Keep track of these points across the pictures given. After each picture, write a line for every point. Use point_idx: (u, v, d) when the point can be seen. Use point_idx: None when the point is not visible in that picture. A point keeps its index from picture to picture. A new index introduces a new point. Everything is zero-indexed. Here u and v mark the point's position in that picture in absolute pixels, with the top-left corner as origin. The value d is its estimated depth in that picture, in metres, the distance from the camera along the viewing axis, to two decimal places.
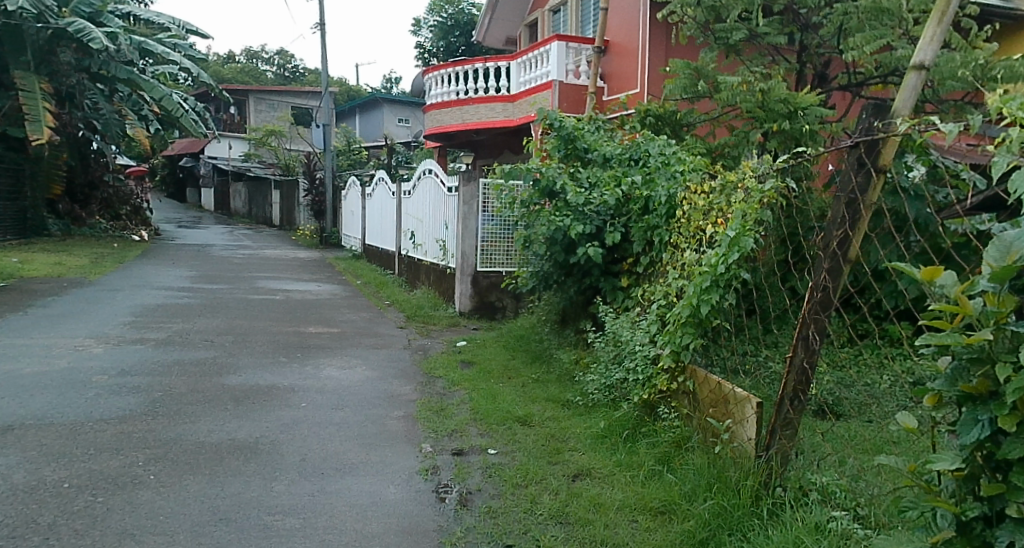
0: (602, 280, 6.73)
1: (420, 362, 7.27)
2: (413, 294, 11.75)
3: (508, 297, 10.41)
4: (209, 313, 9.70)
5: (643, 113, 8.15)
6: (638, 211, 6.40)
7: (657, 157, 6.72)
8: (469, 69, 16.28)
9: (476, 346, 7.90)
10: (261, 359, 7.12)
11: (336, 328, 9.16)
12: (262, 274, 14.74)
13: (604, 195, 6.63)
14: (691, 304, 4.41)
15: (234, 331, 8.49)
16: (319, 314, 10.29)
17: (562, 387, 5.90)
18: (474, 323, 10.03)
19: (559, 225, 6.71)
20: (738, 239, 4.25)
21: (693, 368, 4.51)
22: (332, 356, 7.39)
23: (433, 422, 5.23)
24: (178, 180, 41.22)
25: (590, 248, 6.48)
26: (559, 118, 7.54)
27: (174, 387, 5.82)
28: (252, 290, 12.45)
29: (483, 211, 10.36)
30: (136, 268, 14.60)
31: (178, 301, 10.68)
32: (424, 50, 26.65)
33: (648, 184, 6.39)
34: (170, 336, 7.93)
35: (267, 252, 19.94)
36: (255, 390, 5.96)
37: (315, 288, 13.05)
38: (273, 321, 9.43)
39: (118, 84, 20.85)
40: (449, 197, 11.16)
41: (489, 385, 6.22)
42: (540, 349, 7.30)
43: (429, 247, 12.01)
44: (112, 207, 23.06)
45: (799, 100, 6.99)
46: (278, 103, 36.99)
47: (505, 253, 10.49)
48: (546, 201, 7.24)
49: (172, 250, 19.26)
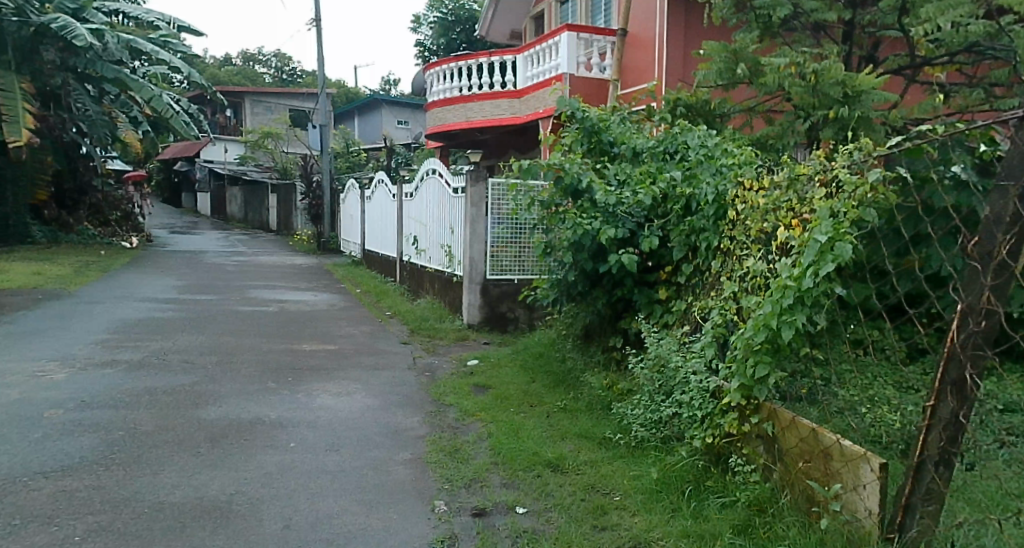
0: (635, 291, 5.87)
1: (428, 386, 6.40)
2: (417, 304, 10.89)
3: (521, 307, 9.61)
4: (193, 329, 8.84)
5: (673, 103, 7.30)
6: (679, 212, 5.54)
7: (697, 148, 5.85)
8: (472, 64, 15.42)
9: (491, 366, 7.06)
10: (247, 385, 6.26)
11: (333, 344, 8.29)
12: (254, 283, 13.87)
13: (639, 194, 5.77)
14: (768, 326, 3.54)
15: (219, 350, 7.63)
16: (315, 328, 9.42)
17: (596, 420, 5.06)
18: (485, 337, 9.19)
19: (587, 229, 5.84)
20: (830, 245, 3.34)
21: (770, 407, 3.63)
22: (328, 380, 6.53)
23: (447, 469, 4.37)
24: (173, 185, 40.43)
25: (625, 255, 5.63)
26: (581, 107, 6.70)
27: (139, 424, 4.95)
28: (243, 301, 11.57)
29: (492, 213, 9.51)
30: (122, 277, 13.74)
31: (162, 315, 9.82)
32: (424, 48, 25.83)
33: (690, 181, 5.52)
34: (146, 358, 7.07)
35: (262, 259, 19.07)
36: (235, 425, 5.10)
37: (312, 298, 12.18)
38: (264, 337, 8.57)
39: (105, 84, 20.03)
40: (455, 199, 10.31)
41: (510, 417, 5.37)
42: (564, 370, 6.46)
43: (433, 253, 11.15)
44: (102, 213, 22.19)
45: (857, 82, 6.12)
46: (275, 105, 36.15)
47: (517, 259, 9.66)
48: (570, 202, 6.36)
49: (163, 257, 18.40)
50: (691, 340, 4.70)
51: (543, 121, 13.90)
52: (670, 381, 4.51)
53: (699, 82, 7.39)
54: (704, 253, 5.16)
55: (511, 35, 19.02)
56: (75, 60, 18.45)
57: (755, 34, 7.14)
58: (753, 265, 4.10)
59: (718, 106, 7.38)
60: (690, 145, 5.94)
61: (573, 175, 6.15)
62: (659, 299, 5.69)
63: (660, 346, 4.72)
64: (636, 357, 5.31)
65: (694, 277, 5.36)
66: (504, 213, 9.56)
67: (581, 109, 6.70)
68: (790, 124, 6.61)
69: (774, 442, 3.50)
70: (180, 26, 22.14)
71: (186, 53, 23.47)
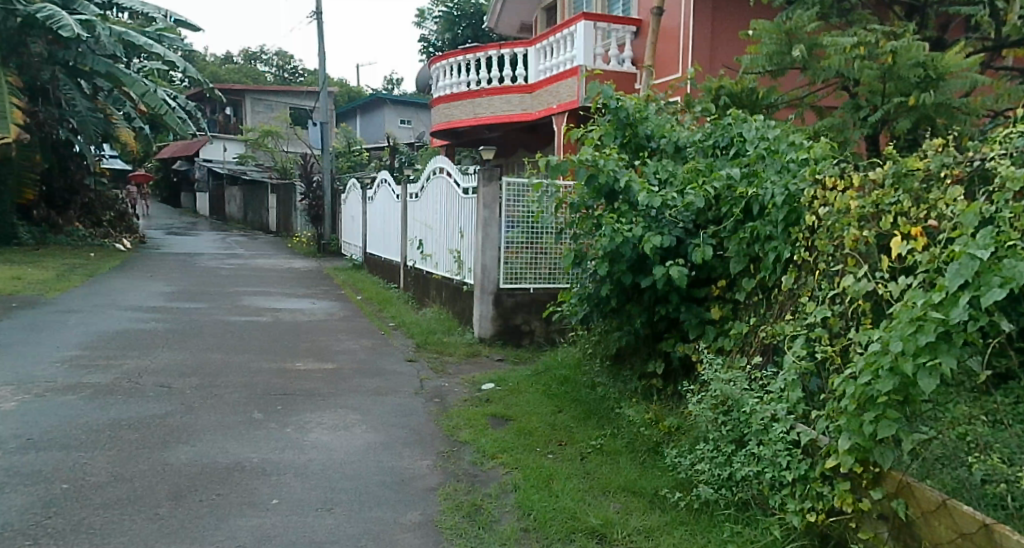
0: (680, 308, 4.99)
1: (438, 418, 5.58)
2: (422, 315, 10.07)
3: (537, 317, 8.77)
4: (175, 344, 7.97)
5: (715, 92, 6.43)
6: (738, 216, 4.69)
7: (755, 141, 4.99)
8: (481, 57, 14.58)
9: (510, 393, 6.22)
10: (228, 416, 5.39)
11: (330, 363, 7.43)
12: (249, 289, 13.03)
13: (689, 195, 4.91)
14: (898, 372, 2.66)
15: (202, 370, 6.77)
16: (311, 342, 8.58)
17: (643, 469, 4.20)
18: (499, 352, 8.37)
19: (627, 237, 4.96)
20: (992, 265, 2.50)
21: (905, 479, 2.85)
22: (324, 410, 5.68)
23: (466, 536, 3.52)
24: (172, 185, 39.61)
25: (673, 267, 4.76)
26: (616, 96, 5.86)
27: (92, 474, 4.09)
28: (236, 310, 10.71)
29: (506, 216, 8.68)
30: (108, 283, 12.86)
31: (144, 326, 8.96)
32: (429, 44, 25.01)
33: (750, 180, 4.68)
34: (116, 380, 6.20)
35: (259, 262, 18.22)
36: (209, 474, 4.24)
37: (310, 307, 11.33)
38: (254, 354, 7.70)
39: (98, 79, 19.13)
40: (464, 200, 9.48)
41: (536, 461, 4.53)
42: (595, 400, 5.62)
43: (440, 259, 10.32)
44: (94, 213, 21.31)
45: (943, 63, 5.41)
46: (276, 104, 35.35)
47: (532, 266, 8.79)
48: (602, 204, 5.49)
49: (155, 260, 17.55)
50: (766, 376, 3.85)
51: (555, 118, 13.08)
52: (744, 427, 3.67)
53: (745, 68, 6.56)
54: (770, 266, 4.32)
55: (520, 28, 18.17)
56: (65, 52, 17.64)
57: (812, 14, 6.34)
58: (854, 286, 3.26)
59: (768, 95, 6.53)
60: (745, 137, 5.08)
61: (609, 173, 5.29)
62: (712, 319, 4.85)
63: (726, 381, 3.88)
64: (692, 391, 4.43)
65: (758, 295, 4.51)
66: (518, 215, 8.71)
67: (616, 97, 5.85)
68: (849, 116, 5.78)
69: (913, 530, 2.80)
70: (177, 19, 21.29)
71: (184, 49, 22.62)
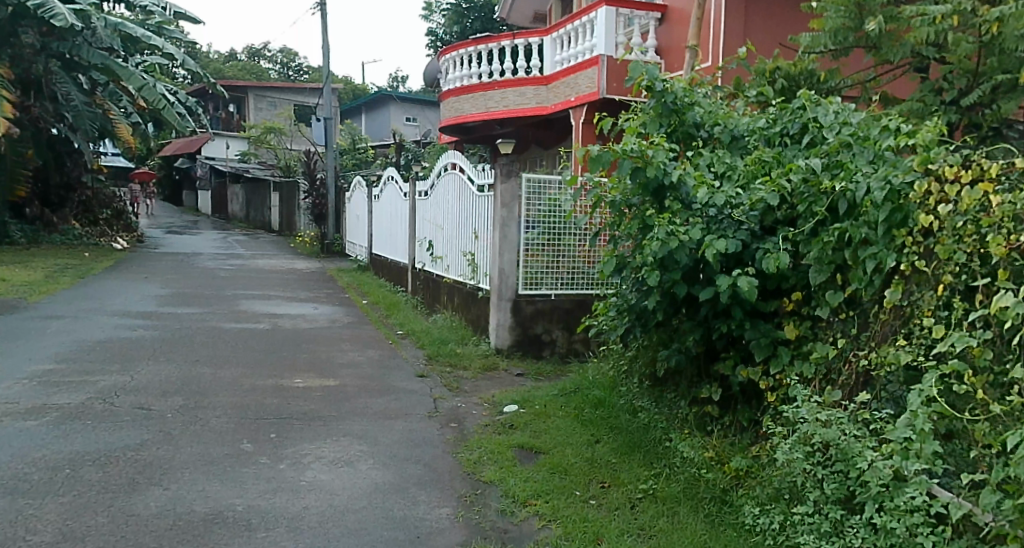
0: (745, 325, 4.21)
1: (456, 450, 4.84)
2: (433, 322, 9.33)
3: (559, 326, 8.02)
4: (162, 356, 7.21)
5: (773, 74, 5.71)
6: (820, 215, 3.90)
7: (835, 126, 4.22)
8: (493, 48, 13.82)
9: (537, 418, 5.47)
10: (212, 447, 4.62)
11: (333, 379, 6.65)
12: (247, 292, 12.28)
13: (758, 192, 4.14)
14: None
15: (189, 389, 6.00)
16: (312, 353, 7.82)
17: (712, 528, 3.45)
18: (518, 366, 7.63)
19: (684, 240, 4.19)
20: None
21: None
22: (324, 440, 4.91)
23: None
24: (174, 184, 38.90)
25: (741, 278, 3.98)
26: (662, 77, 5.06)
27: (37, 534, 3.31)
28: (232, 315, 9.94)
29: (525, 216, 7.92)
30: (98, 285, 12.11)
31: (130, 335, 8.18)
32: (437, 38, 24.30)
33: (835, 170, 3.90)
34: (86, 402, 5.43)
35: (260, 262, 17.49)
36: (182, 531, 3.47)
37: (312, 312, 10.56)
38: (249, 368, 6.92)
39: (94, 72, 18.36)
40: (479, 198, 8.72)
41: (578, 511, 3.77)
42: (637, 428, 4.87)
43: (451, 261, 9.58)
44: (91, 211, 20.55)
45: None
46: (279, 100, 34.66)
47: (554, 269, 8.02)
48: (648, 202, 4.71)
49: (152, 260, 16.78)
50: (875, 418, 3.10)
51: (572, 112, 12.30)
52: (853, 485, 2.92)
53: (806, 47, 5.84)
54: (865, 277, 3.55)
55: (533, 19, 17.41)
56: (58, 43, 16.86)
57: None
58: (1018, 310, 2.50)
59: (831, 79, 5.78)
60: (821, 122, 4.29)
61: (658, 166, 4.51)
62: (785, 339, 4.08)
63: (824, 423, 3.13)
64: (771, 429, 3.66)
65: (846, 312, 3.75)
66: (538, 216, 7.96)
67: (662, 78, 5.06)
68: (931, 100, 5.28)
69: None
70: (177, 11, 20.54)
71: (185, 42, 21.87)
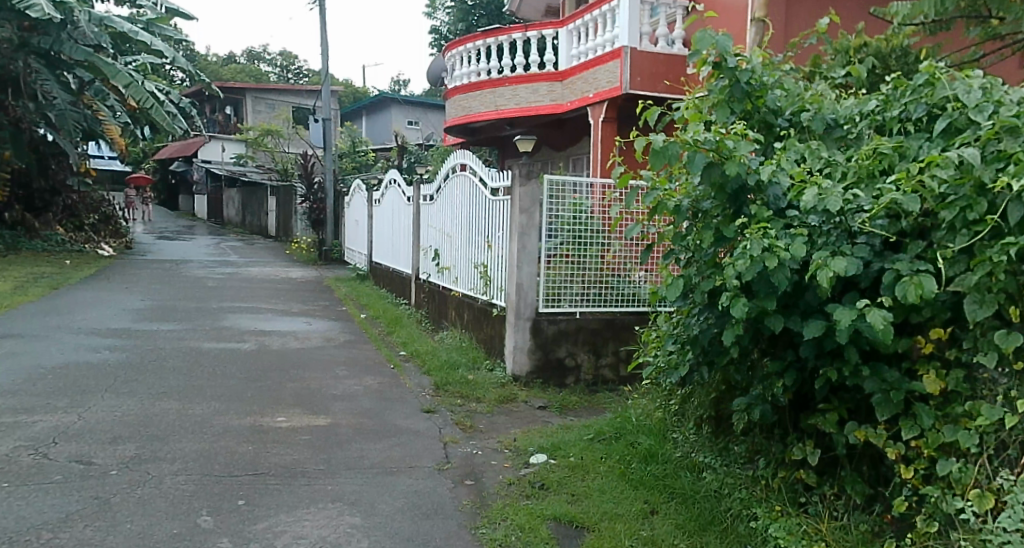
0: (863, 372, 3.15)
1: (472, 523, 3.81)
2: (439, 341, 8.31)
3: (585, 349, 6.98)
4: (124, 386, 6.16)
5: (860, 55, 4.72)
6: (983, 226, 2.85)
7: (983, 105, 3.17)
8: (503, 41, 12.79)
9: (572, 475, 4.44)
10: (160, 524, 3.58)
11: (324, 417, 5.61)
12: (235, 304, 11.22)
13: (888, 197, 3.09)
14: None
15: (146, 432, 4.94)
16: (301, 380, 6.79)
17: None
18: (540, 396, 6.60)
19: (784, 258, 3.15)
20: None
21: None
22: (307, 509, 3.86)
23: None
24: (171, 187, 37.86)
25: (870, 310, 2.92)
26: (734, 51, 4.02)
27: None
28: (215, 333, 8.88)
29: (547, 224, 6.90)
30: (71, 296, 11.05)
31: (92, 358, 7.12)
32: (441, 37, 23.32)
33: (1005, 164, 2.85)
34: (12, 453, 4.36)
35: (253, 270, 16.44)
36: None
37: (304, 329, 9.50)
38: (223, 402, 5.86)
39: (79, 69, 17.24)
40: (492, 203, 7.68)
41: None
42: (707, 496, 3.87)
43: (461, 273, 8.55)
44: (76, 216, 19.40)
45: None
46: (278, 103, 33.70)
47: (577, 284, 7.02)
48: (725, 207, 3.67)
49: (138, 268, 15.74)
50: None
51: (590, 110, 11.26)
52: None
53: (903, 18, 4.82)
54: None
55: (545, 12, 16.36)
56: (40, 38, 15.75)
57: None
58: None
59: (931, 55, 4.75)
60: (964, 100, 3.22)
61: (740, 162, 3.50)
62: (922, 393, 3.03)
63: None
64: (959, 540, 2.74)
65: None
66: (562, 223, 6.93)
67: (735, 53, 4.03)
68: None
69: None
70: (169, 7, 19.49)
71: (178, 40, 20.80)
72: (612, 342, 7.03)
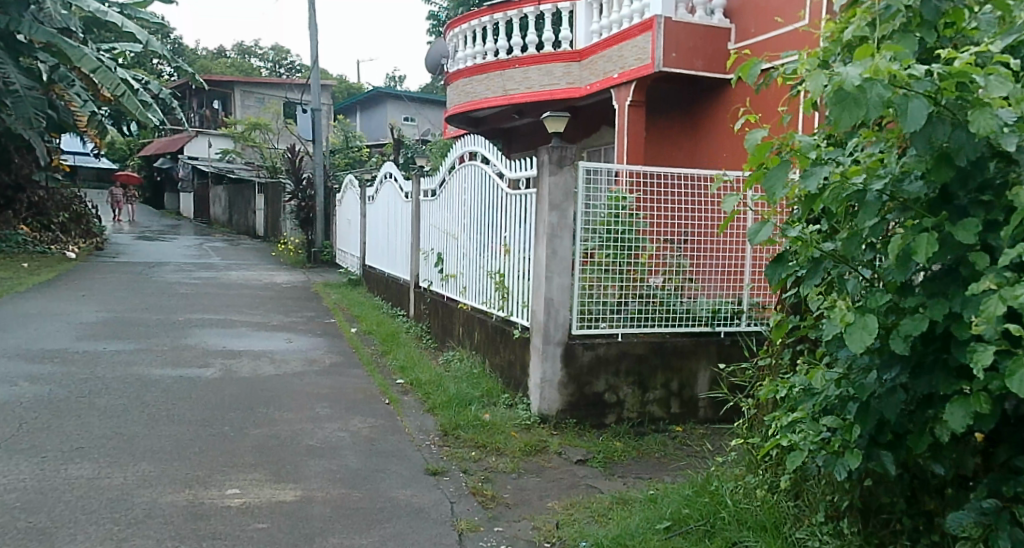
0: None
1: None
2: (444, 365, 6.82)
3: (629, 381, 5.45)
4: (26, 437, 4.63)
5: None
6: None
7: None
8: (511, 17, 11.27)
9: None
10: None
11: (293, 488, 4.08)
12: (204, 316, 9.69)
13: None
14: None
15: (28, 526, 3.42)
16: (268, 423, 5.26)
17: None
18: (576, 444, 5.07)
19: None
20: None
21: None
22: None
23: None
24: (155, 184, 36.20)
25: None
26: None
27: None
28: (172, 355, 7.32)
29: (582, 221, 5.38)
30: (14, 306, 9.50)
31: (4, 393, 5.58)
32: (441, 23, 21.78)
33: None
34: None
35: (233, 274, 14.91)
36: None
37: (283, 348, 7.96)
38: (158, 464, 4.32)
39: (44, 55, 15.60)
40: (510, 197, 6.15)
41: None
42: None
43: (470, 281, 7.05)
44: (43, 214, 17.80)
45: None
46: (268, 96, 32.15)
47: (618, 300, 5.51)
48: (945, 187, 2.17)
49: (104, 272, 14.21)
50: None
51: (614, 92, 9.70)
52: None
53: None
54: None
55: None
56: None
57: None
58: None
59: None
60: None
61: (994, 114, 2.01)
62: None
63: None
64: None
65: None
66: (601, 221, 5.42)
67: None
68: None
69: None
70: None
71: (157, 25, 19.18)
72: (662, 373, 5.52)
